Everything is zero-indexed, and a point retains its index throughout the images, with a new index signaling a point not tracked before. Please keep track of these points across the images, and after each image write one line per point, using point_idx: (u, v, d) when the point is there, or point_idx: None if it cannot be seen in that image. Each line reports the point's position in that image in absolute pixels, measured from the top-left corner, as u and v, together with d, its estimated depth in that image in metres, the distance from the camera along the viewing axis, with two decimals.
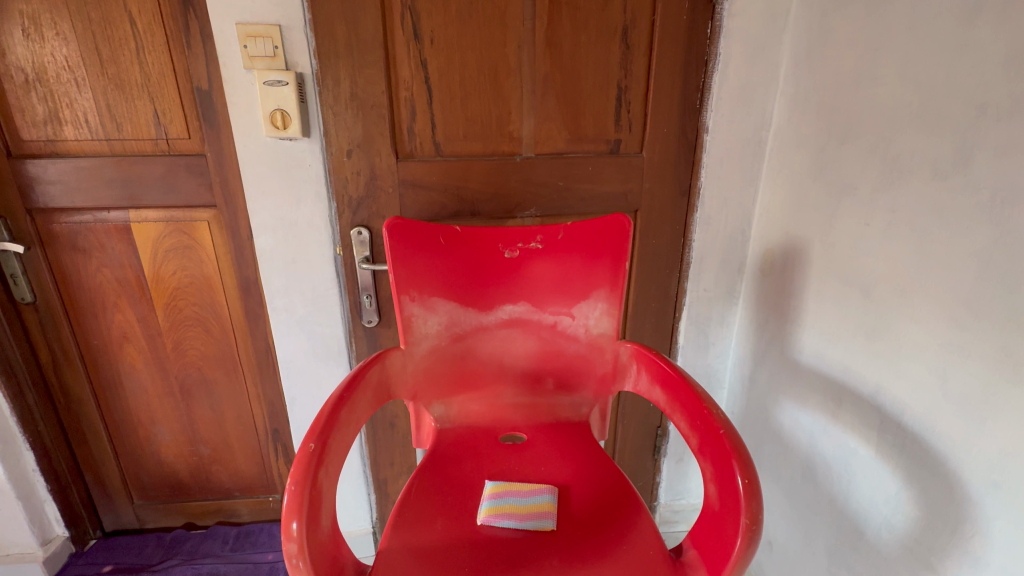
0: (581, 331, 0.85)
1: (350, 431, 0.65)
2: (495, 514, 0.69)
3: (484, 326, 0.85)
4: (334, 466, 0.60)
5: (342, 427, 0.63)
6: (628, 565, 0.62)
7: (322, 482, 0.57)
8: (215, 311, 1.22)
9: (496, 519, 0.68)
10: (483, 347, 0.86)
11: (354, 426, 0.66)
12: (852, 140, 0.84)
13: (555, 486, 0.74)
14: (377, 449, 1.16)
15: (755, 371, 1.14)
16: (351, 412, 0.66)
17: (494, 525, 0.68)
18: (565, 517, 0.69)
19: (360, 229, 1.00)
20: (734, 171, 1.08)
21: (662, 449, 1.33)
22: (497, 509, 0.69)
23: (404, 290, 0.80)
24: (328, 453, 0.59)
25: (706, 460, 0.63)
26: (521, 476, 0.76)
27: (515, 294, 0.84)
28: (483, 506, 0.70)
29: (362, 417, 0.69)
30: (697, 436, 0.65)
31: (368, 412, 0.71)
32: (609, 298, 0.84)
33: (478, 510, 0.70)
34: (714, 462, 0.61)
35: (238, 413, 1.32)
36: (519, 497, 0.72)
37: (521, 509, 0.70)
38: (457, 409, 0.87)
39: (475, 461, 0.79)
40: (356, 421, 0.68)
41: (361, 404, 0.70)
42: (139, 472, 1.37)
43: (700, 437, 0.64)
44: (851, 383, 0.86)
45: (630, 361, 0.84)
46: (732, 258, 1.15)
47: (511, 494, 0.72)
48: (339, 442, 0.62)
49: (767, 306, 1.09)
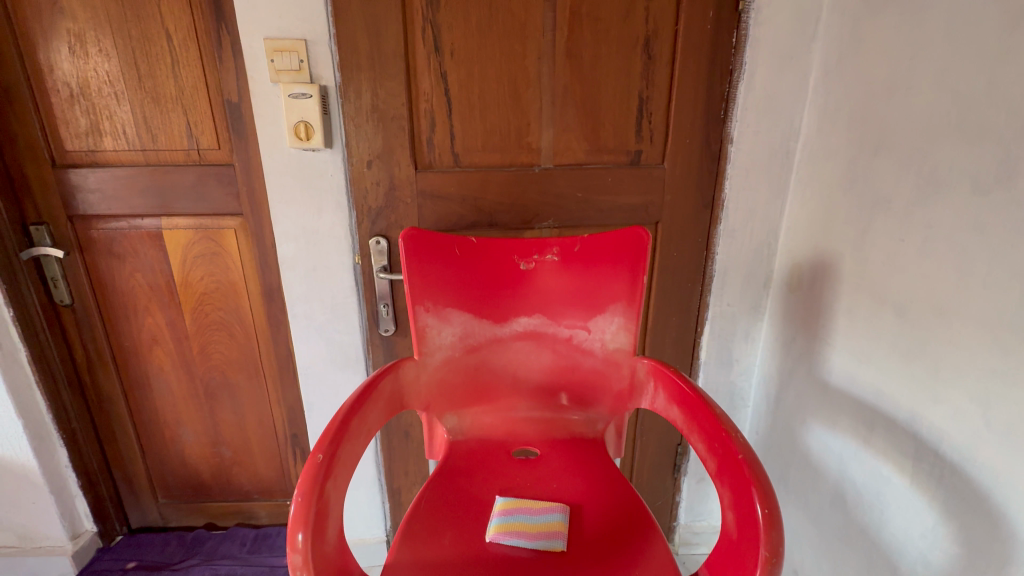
0: (597, 346, 0.83)
1: (361, 443, 0.65)
2: (504, 532, 0.67)
3: (498, 339, 0.84)
4: (342, 478, 0.59)
5: (352, 438, 0.63)
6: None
7: (329, 496, 0.56)
8: (239, 316, 1.25)
9: (504, 536, 0.67)
10: (497, 360, 0.85)
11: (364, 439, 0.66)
12: (885, 151, 0.81)
13: (569, 507, 0.72)
14: (392, 458, 1.16)
15: (781, 391, 1.10)
16: (362, 424, 0.66)
17: (503, 543, 0.66)
18: (575, 538, 0.67)
19: (378, 239, 1.01)
20: (760, 183, 1.05)
21: (682, 468, 1.29)
22: (504, 526, 0.68)
23: (419, 301, 0.80)
24: (337, 465, 0.59)
25: (724, 486, 0.59)
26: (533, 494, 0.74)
27: (529, 306, 0.83)
28: (491, 523, 0.69)
29: (374, 428, 0.69)
30: (714, 460, 0.62)
31: (381, 423, 0.72)
32: (626, 312, 0.82)
33: (486, 526, 0.69)
34: (732, 488, 0.58)
35: (259, 416, 1.35)
36: (529, 516, 0.70)
37: (530, 527, 0.68)
38: (470, 421, 0.87)
39: (486, 477, 0.78)
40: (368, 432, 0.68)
41: (373, 415, 0.70)
42: (164, 471, 1.40)
43: (718, 461, 0.61)
44: (885, 407, 0.81)
45: (647, 378, 0.81)
46: (757, 272, 1.12)
47: (519, 512, 0.70)
48: (349, 454, 0.62)
49: (794, 323, 1.05)
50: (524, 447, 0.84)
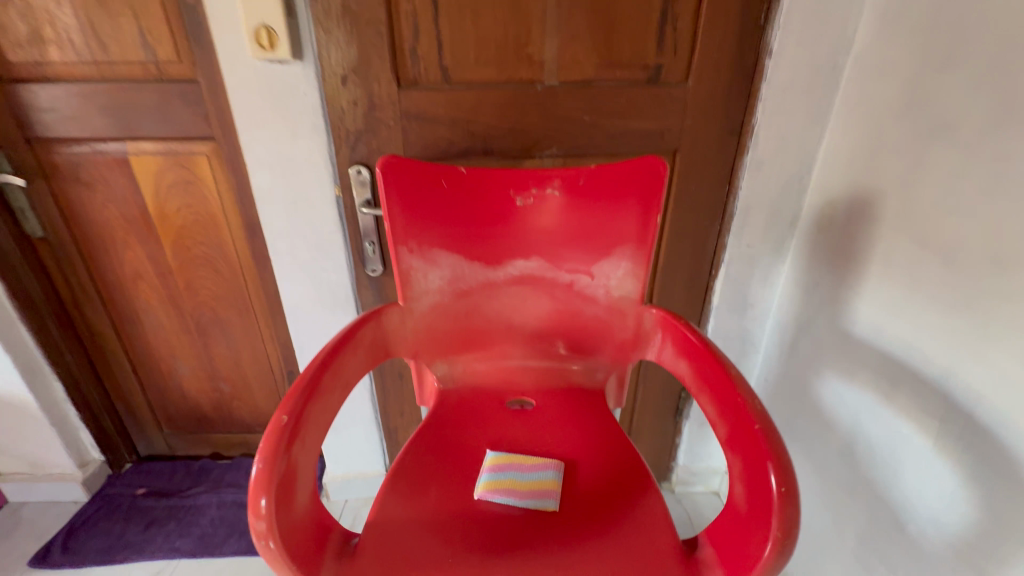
0: (601, 293, 0.75)
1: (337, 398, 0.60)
2: (492, 489, 0.64)
3: (490, 283, 0.77)
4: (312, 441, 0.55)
5: (325, 396, 0.58)
6: (637, 567, 0.56)
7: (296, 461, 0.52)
8: (222, 251, 1.18)
9: (493, 493, 0.63)
10: (490, 307, 0.78)
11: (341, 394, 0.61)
12: (958, 66, 0.67)
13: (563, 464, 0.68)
14: (387, 398, 1.14)
15: (797, 339, 1.03)
16: (338, 377, 0.61)
17: (492, 500, 0.63)
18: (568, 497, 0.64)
19: (359, 169, 0.91)
20: (798, 106, 0.90)
21: (684, 412, 1.26)
22: (493, 483, 0.64)
23: (402, 241, 0.71)
24: (306, 426, 0.54)
25: (733, 456, 0.54)
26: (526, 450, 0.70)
27: (526, 248, 0.75)
28: (479, 480, 0.65)
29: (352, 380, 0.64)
30: (725, 427, 0.56)
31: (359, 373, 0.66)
32: (634, 256, 0.73)
33: (475, 483, 0.65)
34: (743, 459, 0.52)
35: (254, 352, 1.32)
36: (519, 473, 0.66)
37: (520, 485, 0.64)
38: (461, 369, 0.81)
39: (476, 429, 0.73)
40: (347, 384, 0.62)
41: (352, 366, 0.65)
42: (165, 404, 1.41)
43: (729, 427, 0.55)
44: (914, 364, 0.74)
45: (654, 328, 0.74)
46: (783, 211, 1.00)
47: (508, 468, 0.67)
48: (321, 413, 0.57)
49: (819, 267, 0.95)
50: (517, 397, 0.79)
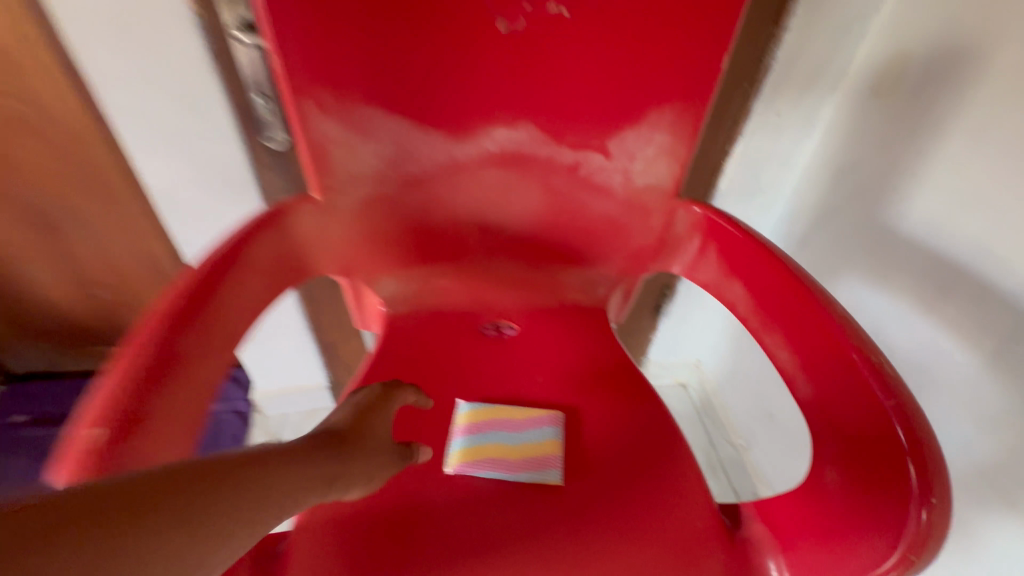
0: (618, 181, 0.53)
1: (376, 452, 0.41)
2: (472, 461, 0.48)
3: (446, 171, 0.52)
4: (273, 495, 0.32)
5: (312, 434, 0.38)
6: (668, 557, 0.43)
7: (212, 507, 0.29)
8: (41, 103, 0.78)
9: (473, 466, 0.47)
10: (447, 204, 0.54)
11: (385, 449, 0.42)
12: None
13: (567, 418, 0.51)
14: (317, 308, 0.91)
15: (811, 232, 0.88)
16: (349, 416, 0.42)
17: (472, 475, 0.47)
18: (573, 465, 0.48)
19: None
20: None
21: (664, 309, 1.13)
22: (472, 452, 0.48)
23: (308, 91, 0.45)
24: (253, 466, 0.33)
25: (836, 430, 0.40)
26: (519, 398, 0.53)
27: (510, 109, 0.49)
28: (454, 447, 0.49)
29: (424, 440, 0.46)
30: (822, 388, 0.42)
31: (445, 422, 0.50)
32: (672, 127, 0.49)
33: (450, 451, 0.49)
34: (857, 437, 0.39)
35: (130, 250, 1.00)
36: (508, 437, 0.50)
37: (508, 454, 0.48)
38: (416, 285, 0.59)
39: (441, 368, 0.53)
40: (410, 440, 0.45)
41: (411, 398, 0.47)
42: (25, 315, 1.10)
43: (831, 391, 0.41)
44: (980, 269, 0.61)
45: (689, 234, 0.54)
46: (832, 65, 0.77)
47: (493, 431, 0.50)
48: (305, 452, 0.36)
49: (864, 144, 0.76)
50: (494, 321, 0.59)
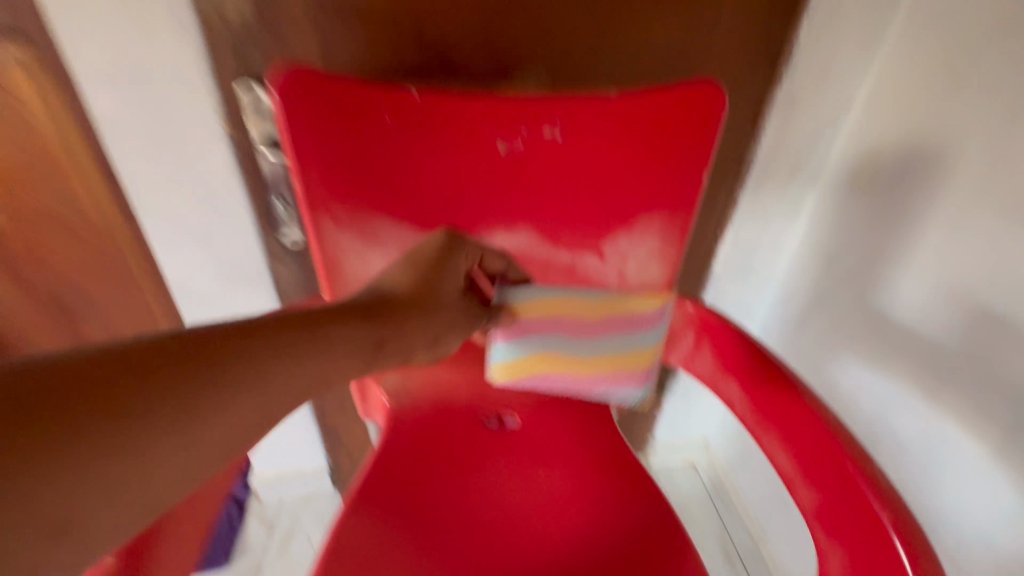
0: (610, 279, 0.57)
1: (353, 359, 0.42)
2: (542, 371, 0.60)
3: (421, 245, 0.51)
4: (240, 434, 0.35)
5: (305, 342, 0.40)
6: None
7: (77, 500, 0.28)
8: None
9: (547, 389, 0.61)
10: (427, 287, 0.49)
11: (370, 349, 0.43)
12: None
13: (653, 312, 0.55)
14: (322, 393, 0.91)
15: (808, 313, 0.90)
16: (355, 309, 0.44)
17: (548, 387, 0.61)
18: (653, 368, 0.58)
19: (253, 90, 0.62)
20: (852, 24, 0.70)
21: (668, 388, 1.13)
22: (529, 336, 0.58)
23: (324, 207, 0.51)
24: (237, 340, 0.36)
25: (836, 537, 0.43)
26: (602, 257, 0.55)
27: (510, 219, 0.55)
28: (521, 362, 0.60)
29: (421, 345, 0.48)
30: (818, 495, 0.45)
31: (451, 326, 0.51)
32: (660, 232, 0.54)
33: (514, 335, 0.58)
34: (855, 547, 0.42)
35: None
36: (587, 329, 0.57)
37: (580, 374, 0.59)
38: (420, 376, 0.62)
39: (421, 294, 0.48)
40: (400, 343, 0.46)
41: (422, 293, 0.48)
42: None
43: (828, 501, 0.44)
44: (976, 358, 0.62)
45: (682, 329, 0.57)
46: (811, 160, 0.83)
47: (568, 326, 0.57)
48: (303, 368, 0.39)
49: (848, 232, 0.80)
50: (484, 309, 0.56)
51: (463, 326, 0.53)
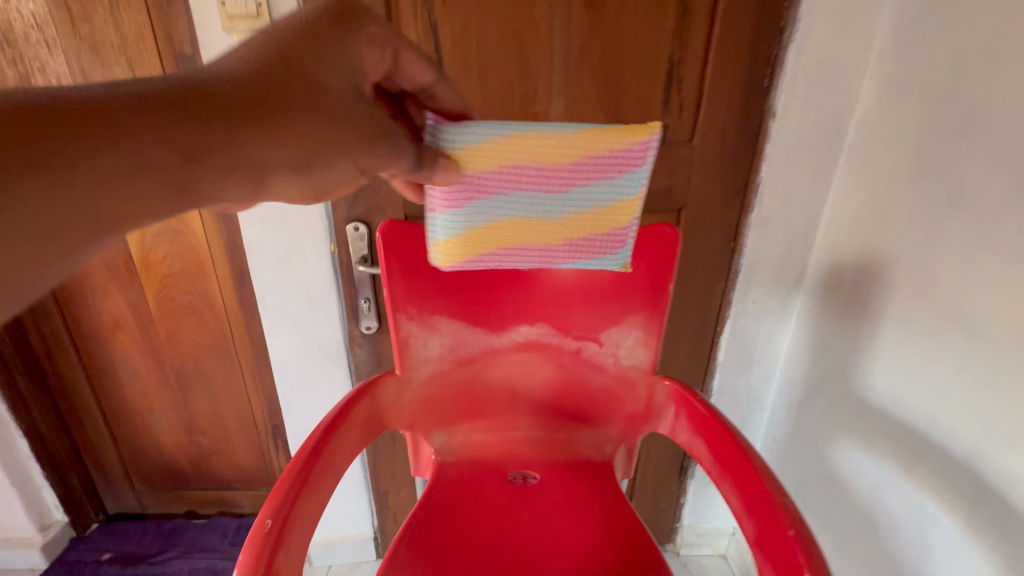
0: (610, 361, 0.72)
1: (153, 186, 0.38)
2: (509, 245, 0.58)
3: (300, 23, 0.48)
4: (7, 229, 0.33)
5: (82, 143, 0.35)
6: None
7: None
8: (209, 299, 1.12)
9: (513, 261, 0.60)
10: (307, 64, 0.46)
11: (179, 154, 0.39)
12: (971, 137, 0.66)
13: (640, 143, 0.53)
14: (377, 460, 1.07)
15: (808, 400, 0.99)
16: (186, 96, 0.40)
17: (514, 256, 0.59)
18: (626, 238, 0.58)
19: (357, 225, 0.88)
20: (803, 166, 0.90)
21: (689, 471, 1.20)
22: (478, 201, 0.55)
23: (401, 308, 0.67)
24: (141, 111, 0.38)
25: (764, 561, 0.50)
26: (564, 129, 0.53)
27: (531, 314, 0.71)
28: (475, 239, 0.58)
29: (288, 137, 0.43)
30: (752, 524, 0.53)
31: (336, 144, 0.45)
32: (646, 326, 0.69)
33: (460, 199, 0.55)
34: (776, 567, 0.49)
35: (236, 406, 1.25)
36: (554, 200, 0.55)
37: (552, 241, 0.58)
38: (461, 438, 0.76)
39: (285, 96, 0.43)
40: (233, 156, 0.41)
41: (265, 111, 0.42)
42: (139, 459, 1.33)
43: (758, 528, 0.52)
44: (938, 438, 0.71)
45: (667, 402, 0.70)
46: (791, 266, 0.98)
47: (533, 179, 0.54)
48: (90, 163, 0.36)
49: (829, 327, 0.92)
50: (412, 144, 0.50)
51: (363, 131, 0.46)
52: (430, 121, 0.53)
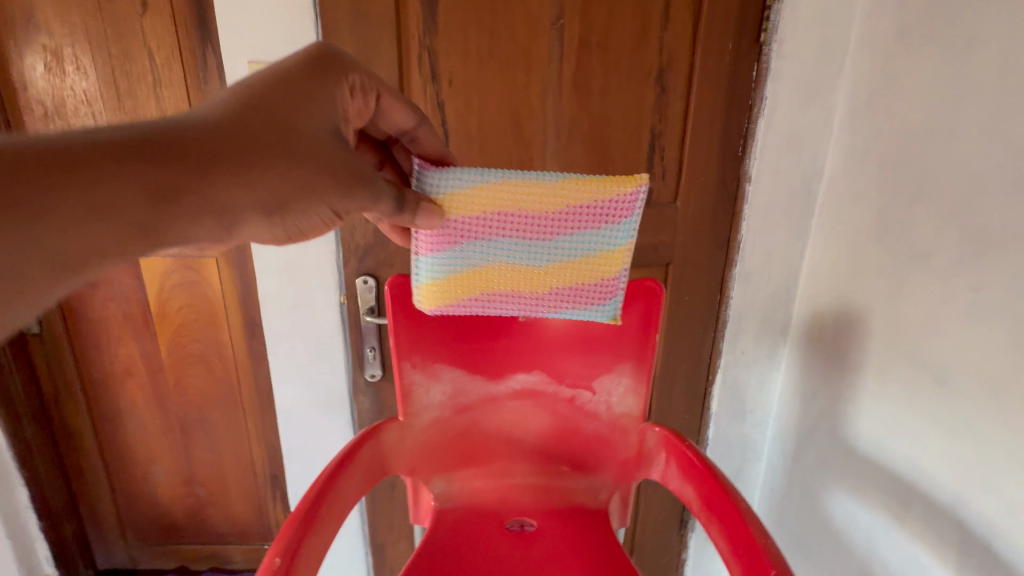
0: (602, 408, 0.75)
1: (115, 228, 0.38)
2: (498, 289, 0.64)
3: (281, 74, 0.51)
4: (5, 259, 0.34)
5: (40, 188, 0.35)
6: None
7: None
8: (218, 348, 1.17)
9: (497, 304, 0.65)
10: (286, 112, 0.49)
11: (149, 196, 0.39)
12: (923, 201, 0.73)
13: (623, 194, 0.59)
14: (376, 510, 1.07)
15: (800, 450, 1.01)
16: (157, 141, 0.41)
17: (503, 298, 0.64)
18: (614, 289, 0.63)
19: (365, 279, 0.94)
20: (780, 224, 0.97)
21: (688, 524, 1.19)
22: (470, 243, 0.61)
23: (405, 356, 0.72)
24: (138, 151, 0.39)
25: None
26: (549, 180, 0.59)
27: (527, 362, 0.76)
28: (461, 280, 0.63)
29: (262, 181, 0.45)
30: (739, 566, 0.55)
31: (310, 189, 0.47)
32: (635, 374, 0.73)
33: (447, 241, 0.61)
34: None
35: (237, 455, 1.26)
36: (538, 246, 0.61)
37: (536, 287, 0.63)
38: (459, 485, 0.78)
39: (264, 141, 0.45)
40: (216, 199, 0.43)
41: (242, 155, 0.44)
42: (135, 510, 1.33)
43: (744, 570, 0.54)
44: (922, 485, 0.73)
45: (657, 448, 0.73)
46: (775, 318, 1.03)
47: (520, 225, 0.60)
48: (50, 207, 0.36)
49: (815, 377, 0.96)
50: (392, 188, 0.54)
51: (339, 177, 0.49)
52: (417, 168, 0.60)
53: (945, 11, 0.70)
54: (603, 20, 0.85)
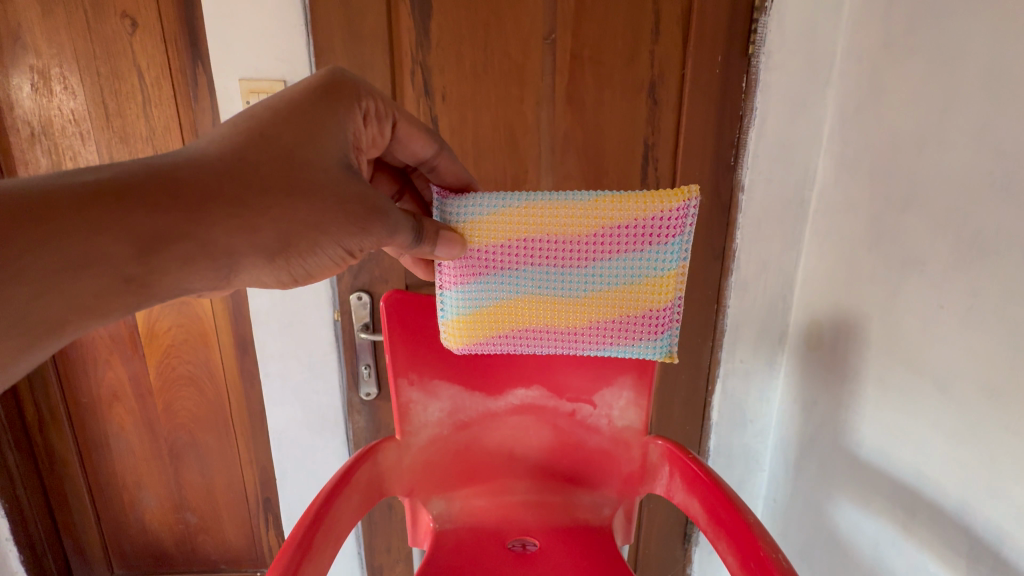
0: (604, 422, 0.74)
1: (103, 282, 0.38)
2: (533, 324, 0.63)
3: (290, 102, 0.51)
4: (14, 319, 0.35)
5: (17, 246, 0.34)
6: None
7: None
8: (209, 368, 1.14)
9: (532, 340, 0.64)
10: (292, 143, 0.48)
11: (139, 246, 0.39)
12: (915, 208, 0.73)
13: (665, 210, 0.56)
14: (373, 532, 1.05)
15: (802, 459, 1.00)
16: (149, 182, 0.40)
17: (535, 333, 0.63)
18: (665, 320, 0.60)
19: (360, 295, 0.93)
20: (774, 233, 0.98)
21: (693, 538, 1.18)
22: (501, 275, 0.61)
23: (402, 373, 0.71)
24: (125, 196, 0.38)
25: None
26: (582, 201, 0.58)
27: (527, 377, 0.75)
28: (491, 315, 0.63)
29: (263, 221, 0.44)
30: None
31: (315, 226, 0.47)
32: (636, 386, 0.72)
33: (475, 273, 0.61)
34: None
35: (228, 478, 1.23)
36: (572, 275, 0.60)
37: (572, 321, 0.62)
38: (459, 505, 0.76)
39: (264, 176, 0.45)
40: (212, 246, 0.42)
41: (240, 194, 0.43)
42: (122, 540, 1.28)
43: None
44: (927, 493, 0.72)
45: (660, 461, 0.72)
46: (772, 326, 1.03)
47: (552, 252, 0.60)
48: (34, 265, 0.35)
49: (814, 385, 0.96)
50: (407, 218, 0.54)
51: (351, 213, 0.49)
52: (439, 198, 0.62)
53: (928, 23, 0.72)
54: (594, 35, 0.86)
